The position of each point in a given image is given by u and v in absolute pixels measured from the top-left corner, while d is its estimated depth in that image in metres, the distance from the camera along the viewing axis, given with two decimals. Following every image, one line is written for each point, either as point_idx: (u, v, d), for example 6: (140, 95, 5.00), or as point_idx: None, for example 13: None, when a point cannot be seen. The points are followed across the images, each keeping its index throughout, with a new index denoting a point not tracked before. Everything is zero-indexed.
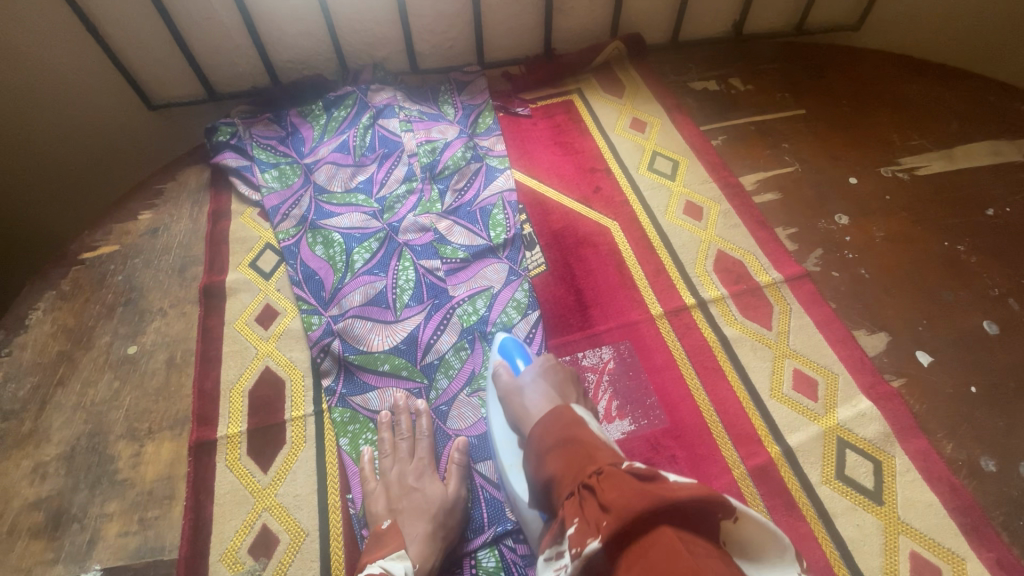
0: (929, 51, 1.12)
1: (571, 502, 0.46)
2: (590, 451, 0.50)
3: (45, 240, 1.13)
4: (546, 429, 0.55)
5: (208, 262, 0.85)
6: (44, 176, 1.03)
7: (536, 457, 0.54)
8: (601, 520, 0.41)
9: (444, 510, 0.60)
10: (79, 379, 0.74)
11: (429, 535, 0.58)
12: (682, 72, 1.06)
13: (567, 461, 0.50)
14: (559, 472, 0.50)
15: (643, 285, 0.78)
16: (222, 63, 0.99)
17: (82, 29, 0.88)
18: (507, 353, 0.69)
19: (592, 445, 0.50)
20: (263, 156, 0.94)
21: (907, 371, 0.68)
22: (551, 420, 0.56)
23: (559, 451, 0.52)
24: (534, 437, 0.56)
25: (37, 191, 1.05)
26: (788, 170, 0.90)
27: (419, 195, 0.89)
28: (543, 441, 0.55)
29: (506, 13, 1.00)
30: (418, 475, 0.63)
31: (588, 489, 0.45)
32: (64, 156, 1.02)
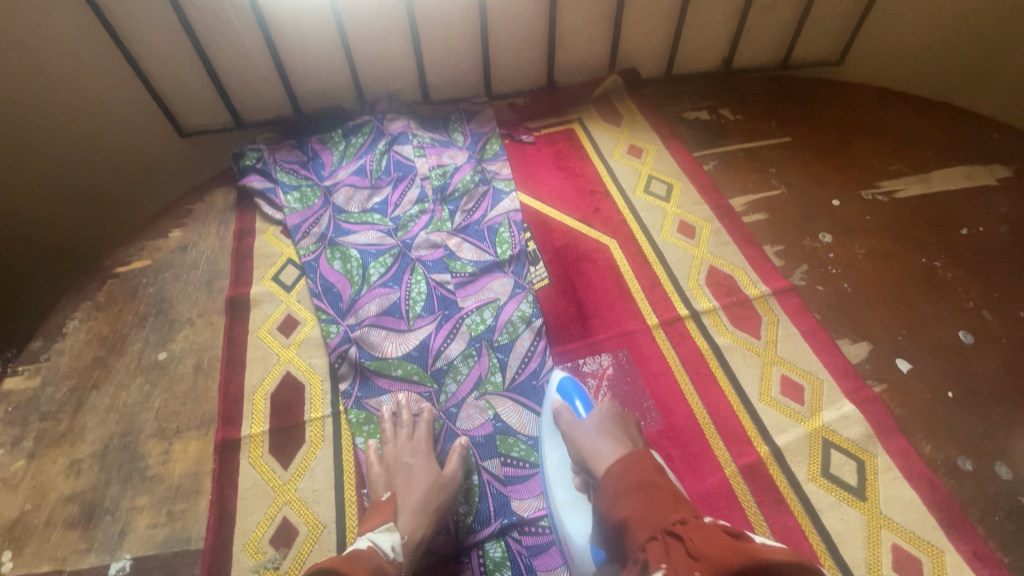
0: (907, 84, 1.20)
1: (654, 545, 0.47)
2: (669, 502, 0.51)
3: (75, 257, 1.19)
4: (621, 472, 0.56)
5: (233, 276, 0.91)
6: (80, 197, 1.11)
7: (608, 497, 0.56)
8: (693, 568, 0.43)
9: (435, 490, 0.64)
10: (113, 383, 0.79)
11: (421, 509, 0.62)
12: (675, 103, 1.13)
13: (646, 505, 0.52)
14: (635, 517, 0.51)
15: (640, 297, 0.83)
16: (250, 94, 1.08)
17: (126, 64, 0.98)
18: (565, 392, 0.72)
19: (673, 495, 0.52)
20: (285, 178, 1.02)
21: (888, 377, 0.73)
22: (625, 465, 0.57)
23: (635, 493, 0.53)
24: (608, 475, 0.57)
25: (72, 211, 1.12)
26: (775, 192, 0.96)
27: (430, 215, 0.95)
28: (620, 483, 0.56)
29: (511, 50, 1.09)
30: (412, 453, 0.67)
31: (673, 536, 0.47)
32: (99, 178, 1.10)
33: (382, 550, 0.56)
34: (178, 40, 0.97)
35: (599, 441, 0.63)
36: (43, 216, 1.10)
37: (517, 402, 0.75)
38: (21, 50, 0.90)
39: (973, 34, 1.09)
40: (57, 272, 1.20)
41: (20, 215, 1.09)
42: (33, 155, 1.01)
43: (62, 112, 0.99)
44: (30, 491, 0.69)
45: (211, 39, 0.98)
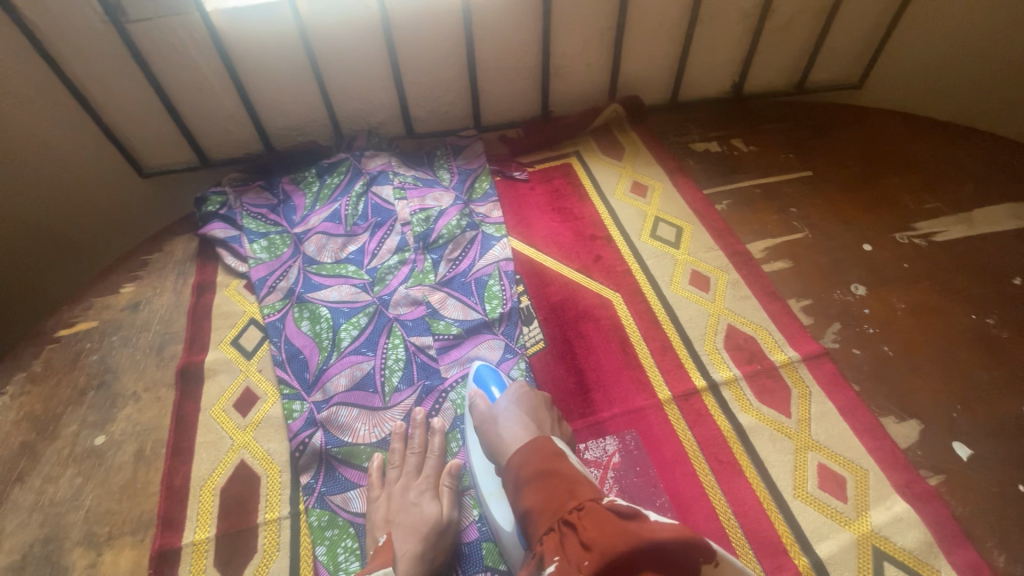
0: (933, 109, 1.10)
1: (550, 538, 0.43)
2: (570, 484, 0.48)
3: (29, 308, 1.10)
4: (522, 462, 0.52)
5: (188, 339, 0.80)
6: (30, 246, 1.01)
7: (514, 490, 0.51)
8: (584, 560, 0.39)
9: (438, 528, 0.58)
10: (40, 475, 0.68)
11: (419, 555, 0.56)
12: (682, 133, 1.04)
13: (548, 494, 0.47)
14: (536, 505, 0.47)
15: (649, 365, 0.72)
16: (216, 131, 0.98)
17: (75, 103, 0.89)
18: (481, 381, 0.69)
19: (574, 478, 0.48)
20: (252, 224, 0.92)
21: (945, 467, 0.62)
22: (523, 453, 0.53)
23: (535, 479, 0.50)
24: (510, 467, 0.53)
25: (22, 261, 1.02)
26: (798, 236, 0.85)
27: (411, 266, 0.85)
28: (521, 474, 0.51)
29: (501, 79, 0.99)
30: (416, 490, 0.61)
31: (569, 526, 0.43)
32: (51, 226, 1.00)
33: None
34: (133, 75, 0.88)
35: (509, 427, 0.60)
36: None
37: None
38: None
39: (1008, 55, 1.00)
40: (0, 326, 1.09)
41: None
42: None
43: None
44: None
45: (169, 72, 0.89)
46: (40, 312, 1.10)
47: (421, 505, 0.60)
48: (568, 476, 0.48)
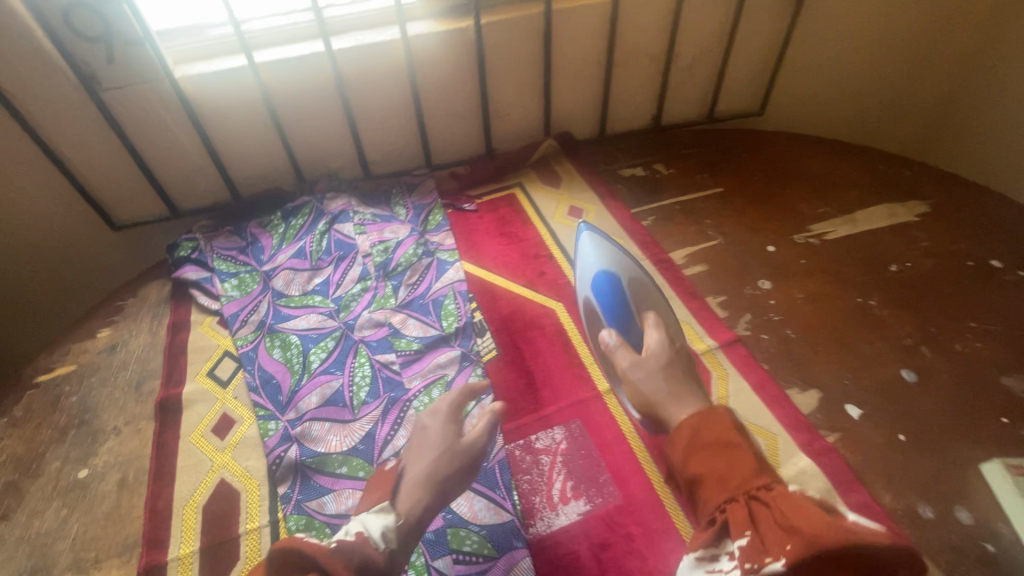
0: (815, 125, 1.29)
1: (736, 511, 0.53)
2: (747, 461, 0.56)
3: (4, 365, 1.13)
4: (695, 426, 0.60)
5: (165, 374, 0.86)
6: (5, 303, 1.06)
7: (682, 444, 0.60)
8: (787, 544, 0.49)
9: (441, 469, 0.63)
10: (26, 510, 0.72)
11: (420, 490, 0.61)
12: (611, 162, 1.17)
13: (724, 467, 0.56)
14: (710, 476, 0.56)
15: (589, 362, 0.82)
16: (185, 183, 1.07)
17: (51, 167, 0.96)
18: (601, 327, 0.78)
19: (748, 456, 0.57)
20: (223, 266, 0.99)
21: (840, 426, 0.72)
22: (695, 419, 0.61)
23: (704, 445, 0.59)
24: (686, 425, 0.61)
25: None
26: (713, 243, 0.98)
27: (373, 292, 0.93)
28: (697, 434, 0.60)
29: (447, 124, 1.11)
30: (427, 437, 0.67)
31: (758, 505, 0.53)
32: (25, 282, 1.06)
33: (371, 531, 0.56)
34: (105, 138, 0.97)
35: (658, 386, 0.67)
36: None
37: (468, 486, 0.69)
38: None
39: (867, 78, 1.20)
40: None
41: None
42: None
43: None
44: None
45: (140, 134, 0.98)
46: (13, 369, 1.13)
47: (436, 441, 0.65)
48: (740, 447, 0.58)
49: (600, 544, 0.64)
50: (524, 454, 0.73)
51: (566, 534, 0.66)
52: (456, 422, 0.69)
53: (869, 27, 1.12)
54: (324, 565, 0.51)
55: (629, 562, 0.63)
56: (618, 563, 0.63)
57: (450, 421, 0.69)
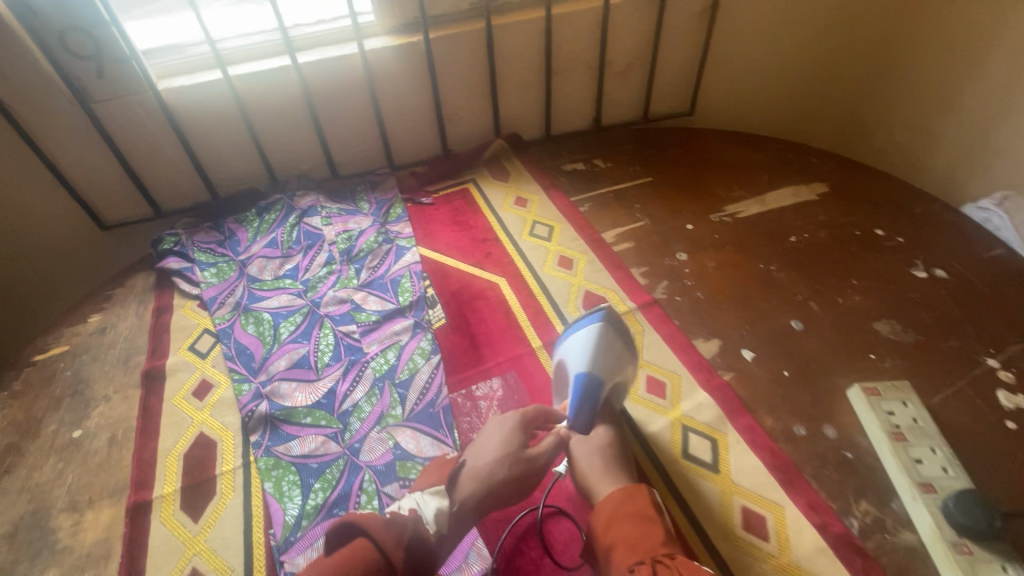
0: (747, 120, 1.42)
1: (640, 566, 0.53)
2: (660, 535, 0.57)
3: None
4: (620, 498, 0.63)
5: (150, 350, 0.96)
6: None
7: (604, 517, 0.62)
8: None
9: (499, 466, 0.68)
10: (26, 465, 0.82)
11: (472, 486, 0.67)
12: (555, 158, 1.31)
13: (636, 538, 0.57)
14: (625, 541, 0.57)
15: (526, 325, 0.94)
16: (169, 185, 1.18)
17: (46, 172, 1.08)
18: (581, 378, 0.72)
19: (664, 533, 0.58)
20: (202, 257, 1.10)
21: (735, 367, 0.84)
22: (621, 492, 0.63)
23: (622, 517, 0.61)
24: (610, 497, 0.64)
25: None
26: (639, 224, 1.11)
27: (338, 274, 1.05)
28: (621, 508, 0.62)
29: (406, 128, 1.24)
30: (491, 437, 0.72)
31: (660, 563, 0.52)
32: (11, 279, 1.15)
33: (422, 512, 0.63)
34: (96, 145, 1.08)
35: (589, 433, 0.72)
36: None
37: (416, 428, 0.81)
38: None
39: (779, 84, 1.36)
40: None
41: None
42: None
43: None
44: None
45: (126, 141, 1.09)
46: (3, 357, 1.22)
47: (498, 442, 0.70)
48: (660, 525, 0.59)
49: None
50: (466, 400, 0.84)
51: None
52: (524, 429, 0.72)
53: (777, 31, 1.26)
54: (376, 536, 0.54)
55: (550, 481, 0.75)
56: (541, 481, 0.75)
57: (520, 428, 0.72)
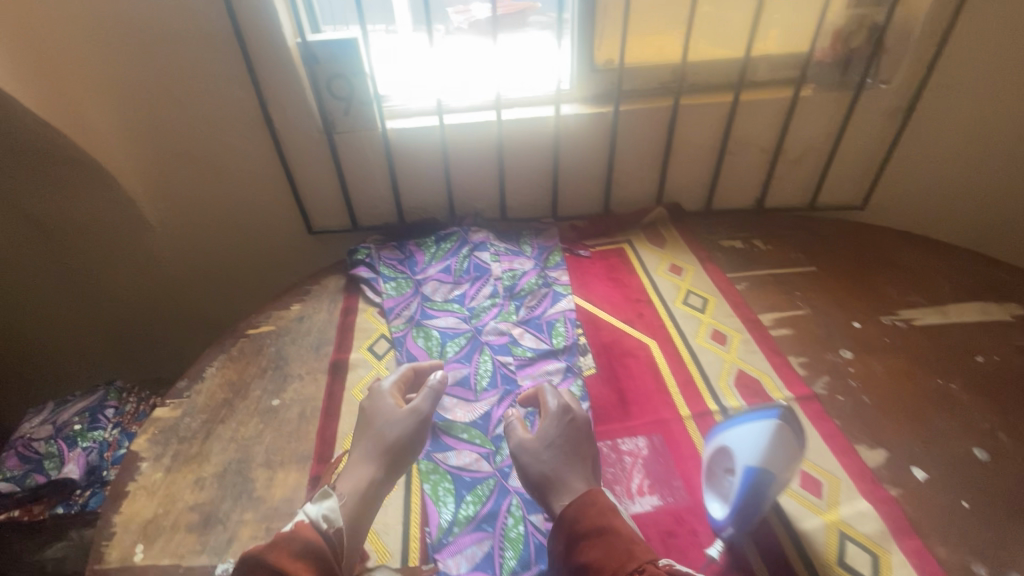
0: (941, 202, 1.34)
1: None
2: (624, 543, 0.65)
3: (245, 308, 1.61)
4: (578, 513, 0.70)
5: (337, 343, 1.12)
6: (250, 271, 1.50)
7: (573, 541, 0.68)
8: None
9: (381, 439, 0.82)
10: (236, 419, 0.98)
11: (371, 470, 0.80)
12: (713, 232, 1.34)
13: (605, 551, 0.65)
14: (599, 559, 0.64)
15: (674, 392, 0.96)
16: (368, 205, 1.38)
17: (284, 181, 1.33)
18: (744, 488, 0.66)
19: (622, 534, 0.67)
20: (385, 270, 1.26)
21: (905, 484, 0.80)
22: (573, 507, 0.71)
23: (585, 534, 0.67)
24: (567, 516, 0.71)
25: (245, 278, 1.52)
26: (799, 312, 1.09)
27: (499, 307, 1.15)
28: (578, 525, 0.69)
29: (576, 184, 1.35)
30: (369, 422, 0.84)
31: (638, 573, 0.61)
32: (256, 259, 1.47)
33: (315, 516, 0.70)
34: (326, 165, 1.31)
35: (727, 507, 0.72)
36: (200, 279, 1.52)
37: None
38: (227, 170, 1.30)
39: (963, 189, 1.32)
40: (207, 317, 1.64)
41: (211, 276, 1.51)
42: (211, 235, 1.42)
43: (224, 200, 1.35)
44: (163, 497, 0.87)
45: (348, 165, 1.31)
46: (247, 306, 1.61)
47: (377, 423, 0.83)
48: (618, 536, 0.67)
49: (667, 532, 0.76)
50: (611, 451, 0.87)
51: (640, 518, 0.78)
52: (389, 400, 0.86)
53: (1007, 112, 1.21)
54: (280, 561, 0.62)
55: (690, 552, 0.74)
56: (682, 551, 0.75)
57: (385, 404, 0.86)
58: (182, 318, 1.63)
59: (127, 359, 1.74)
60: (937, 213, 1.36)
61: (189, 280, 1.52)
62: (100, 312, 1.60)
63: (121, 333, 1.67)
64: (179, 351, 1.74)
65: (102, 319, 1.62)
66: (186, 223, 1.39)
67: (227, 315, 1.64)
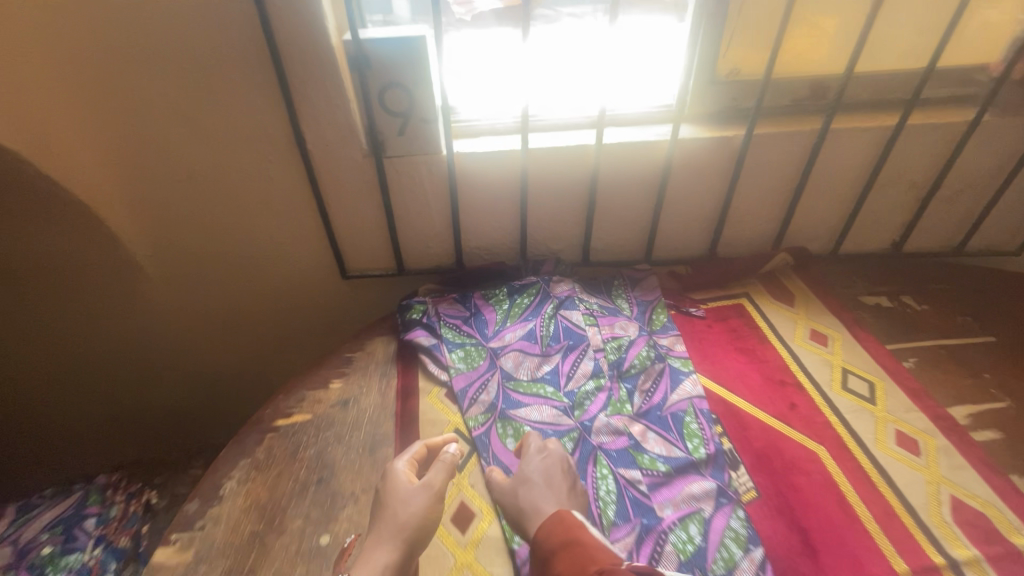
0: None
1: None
2: (588, 552, 0.57)
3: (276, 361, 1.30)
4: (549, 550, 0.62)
5: (398, 443, 0.85)
6: (281, 318, 1.20)
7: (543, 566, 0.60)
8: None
9: (398, 517, 0.68)
10: (272, 569, 0.71)
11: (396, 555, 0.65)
12: (847, 285, 1.09)
13: (569, 563, 0.57)
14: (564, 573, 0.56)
15: (876, 532, 0.71)
16: (419, 246, 1.11)
17: (316, 217, 1.05)
18: None
19: (590, 545, 0.59)
20: (448, 334, 0.99)
21: None
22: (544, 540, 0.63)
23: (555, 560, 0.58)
24: (538, 541, 0.63)
25: (274, 327, 1.22)
26: (999, 405, 0.85)
27: (608, 393, 0.88)
28: (545, 545, 0.62)
29: (680, 223, 1.09)
30: (377, 504, 0.71)
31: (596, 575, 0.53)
32: (289, 304, 1.17)
33: None
34: (370, 197, 1.03)
35: None
36: (208, 337, 1.23)
37: None
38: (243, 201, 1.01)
39: None
40: (216, 383, 1.34)
41: (232, 325, 1.21)
42: (222, 280, 1.13)
43: (237, 241, 1.07)
44: None
45: (399, 197, 1.03)
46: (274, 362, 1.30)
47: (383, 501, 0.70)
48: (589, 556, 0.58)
49: None
50: None
51: None
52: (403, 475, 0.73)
53: None
54: None
55: None
56: None
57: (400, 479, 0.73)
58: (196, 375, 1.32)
59: (123, 431, 1.43)
60: None
61: (192, 340, 1.23)
62: (92, 376, 1.30)
63: (126, 399, 1.36)
64: (181, 423, 1.44)
65: (95, 388, 1.32)
66: (190, 268, 1.10)
67: (240, 381, 1.35)
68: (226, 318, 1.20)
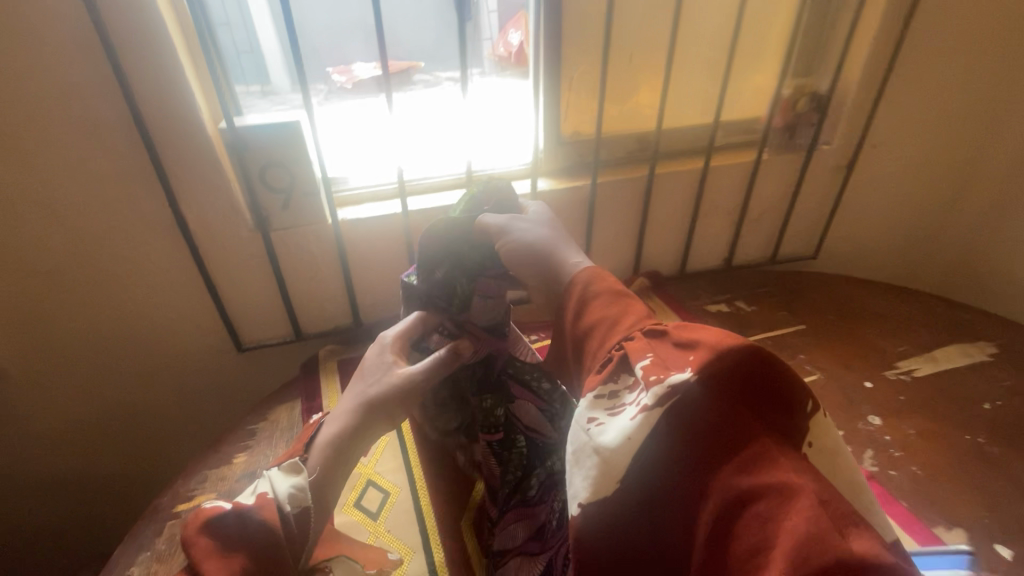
0: (879, 241, 1.45)
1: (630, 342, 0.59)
2: (625, 309, 0.65)
3: (196, 424, 1.21)
4: (616, 318, 0.64)
5: None
6: (189, 383, 1.14)
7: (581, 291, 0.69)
8: (690, 356, 0.53)
9: (359, 394, 0.76)
10: None
11: (339, 431, 0.73)
12: (695, 297, 1.30)
13: (620, 307, 0.65)
14: (614, 313, 0.65)
15: None
16: (316, 310, 1.15)
17: (205, 293, 1.05)
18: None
19: (632, 306, 0.65)
20: (485, 275, 0.81)
21: (997, 568, 0.76)
22: (680, 326, 0.58)
23: (691, 360, 0.52)
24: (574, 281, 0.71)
25: (188, 391, 1.15)
26: (814, 378, 1.07)
27: None
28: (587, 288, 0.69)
29: None
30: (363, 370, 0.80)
31: (627, 345, 0.59)
32: (194, 368, 1.13)
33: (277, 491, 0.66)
34: (262, 269, 1.06)
35: None
36: (86, 438, 1.12)
37: None
38: (119, 286, 0.99)
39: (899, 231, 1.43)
40: (109, 484, 1.21)
41: (128, 402, 1.12)
42: (99, 372, 1.06)
43: (118, 327, 1.03)
44: None
45: (292, 265, 1.08)
46: (194, 430, 1.21)
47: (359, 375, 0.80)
48: (710, 390, 0.49)
49: None
50: None
51: None
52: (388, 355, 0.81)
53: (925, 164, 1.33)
54: None
55: None
56: None
57: (379, 357, 0.81)
58: (110, 463, 1.18)
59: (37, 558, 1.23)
60: (876, 258, 1.47)
61: (81, 436, 1.12)
62: None
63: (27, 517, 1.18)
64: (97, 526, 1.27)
65: None
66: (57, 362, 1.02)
67: (145, 473, 1.23)
68: (120, 400, 1.11)
